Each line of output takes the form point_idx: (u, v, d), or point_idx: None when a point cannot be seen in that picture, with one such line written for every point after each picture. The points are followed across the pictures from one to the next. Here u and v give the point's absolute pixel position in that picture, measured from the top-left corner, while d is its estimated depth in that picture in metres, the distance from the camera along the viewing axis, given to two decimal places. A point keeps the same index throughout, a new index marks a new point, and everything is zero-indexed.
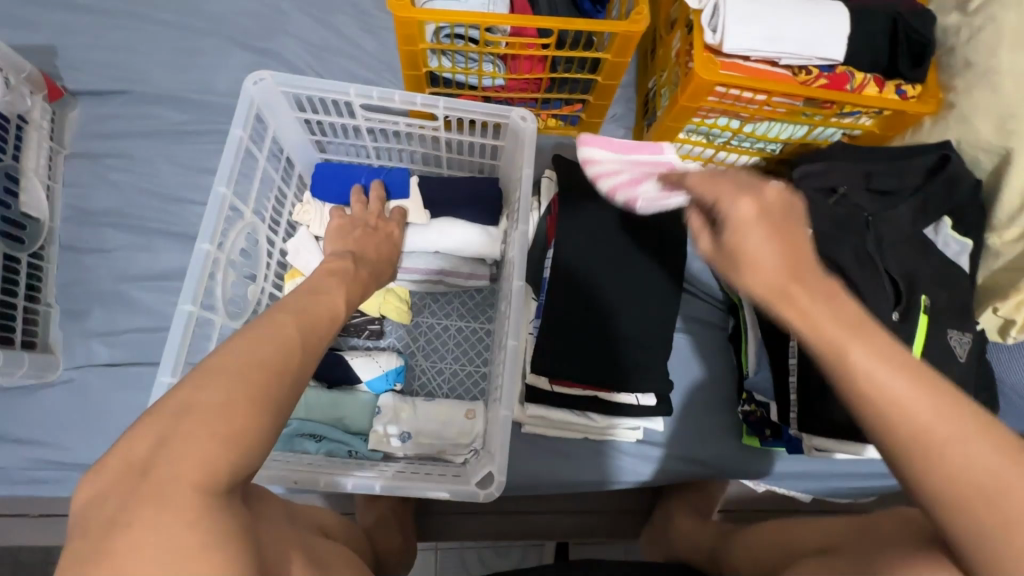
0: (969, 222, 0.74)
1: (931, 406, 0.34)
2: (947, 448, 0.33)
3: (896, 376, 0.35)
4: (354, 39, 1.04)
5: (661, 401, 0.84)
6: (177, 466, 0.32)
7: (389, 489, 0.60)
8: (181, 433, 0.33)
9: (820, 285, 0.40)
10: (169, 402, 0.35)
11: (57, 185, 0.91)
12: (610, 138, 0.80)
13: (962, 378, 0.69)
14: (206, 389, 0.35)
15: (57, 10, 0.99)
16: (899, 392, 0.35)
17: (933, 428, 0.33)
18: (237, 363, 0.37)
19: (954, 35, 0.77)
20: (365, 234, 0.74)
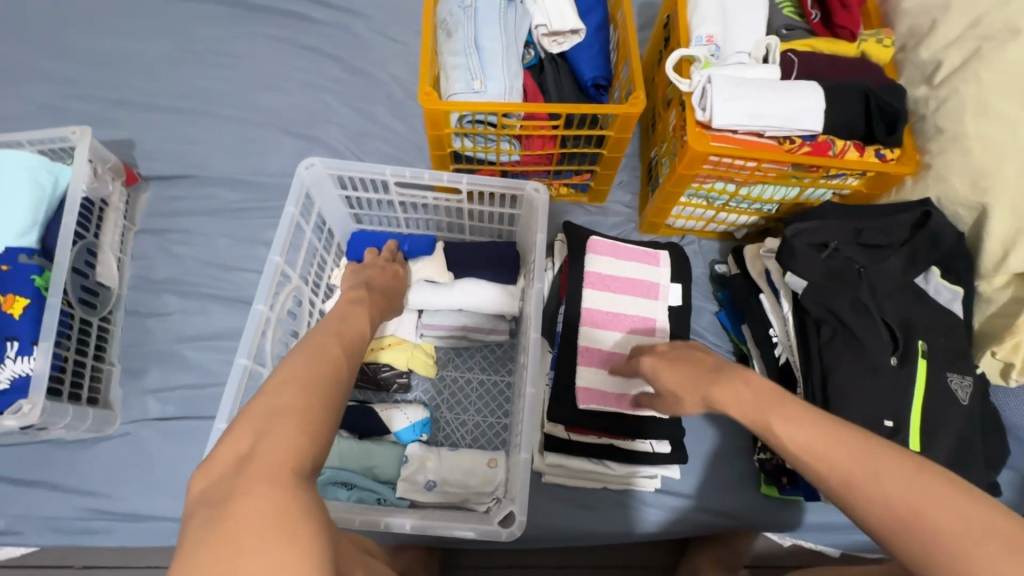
0: (957, 271, 0.78)
1: (852, 456, 0.47)
2: (866, 486, 0.45)
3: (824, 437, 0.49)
4: (387, 125, 1.18)
5: (675, 448, 0.86)
6: (272, 453, 0.43)
7: (421, 527, 0.64)
8: (275, 426, 0.45)
9: (741, 374, 0.60)
10: (259, 406, 0.47)
11: (127, 258, 1.03)
12: (617, 250, 0.92)
13: (967, 420, 0.72)
14: (285, 395, 0.48)
15: (138, 111, 1.16)
16: (825, 446, 0.49)
17: (855, 470, 0.46)
18: (304, 375, 0.51)
19: (924, 105, 0.86)
20: (385, 274, 0.84)
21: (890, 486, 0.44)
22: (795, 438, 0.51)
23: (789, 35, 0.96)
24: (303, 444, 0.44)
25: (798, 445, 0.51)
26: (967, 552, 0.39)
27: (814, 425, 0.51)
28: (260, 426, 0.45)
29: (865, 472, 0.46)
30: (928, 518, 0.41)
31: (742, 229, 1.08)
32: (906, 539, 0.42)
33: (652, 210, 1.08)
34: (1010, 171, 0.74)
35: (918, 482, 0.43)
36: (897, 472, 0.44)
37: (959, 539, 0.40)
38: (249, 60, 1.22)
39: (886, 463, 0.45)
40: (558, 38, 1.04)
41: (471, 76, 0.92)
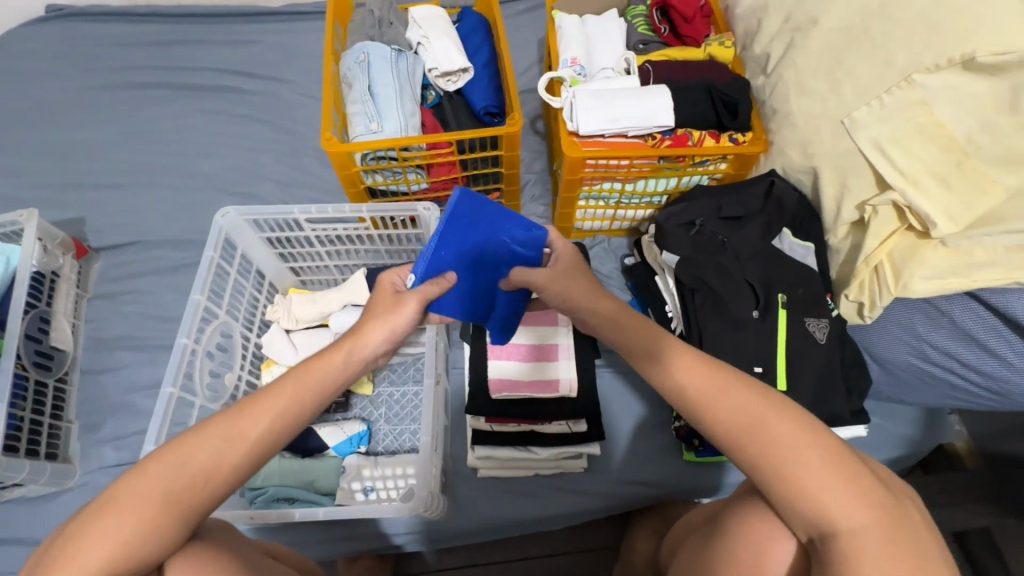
0: (806, 228, 0.88)
1: (719, 387, 0.59)
2: (723, 407, 0.58)
3: (700, 374, 0.61)
4: (316, 173, 1.30)
5: (592, 426, 0.93)
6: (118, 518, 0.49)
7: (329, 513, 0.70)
8: (128, 509, 0.50)
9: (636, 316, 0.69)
10: (145, 477, 0.52)
11: (82, 322, 1.12)
12: None
13: (825, 358, 0.80)
14: (166, 461, 0.53)
15: (86, 190, 1.27)
16: (697, 376, 0.60)
17: (719, 392, 0.59)
18: (199, 454, 0.54)
19: (763, 91, 0.98)
20: (386, 298, 0.72)
21: (741, 410, 0.57)
22: (677, 372, 0.61)
23: (645, 48, 1.10)
24: (145, 538, 0.49)
25: (677, 375, 0.61)
26: (793, 456, 0.53)
27: (694, 364, 0.62)
28: (114, 501, 0.50)
29: (722, 392, 0.58)
30: (768, 436, 0.54)
31: (644, 223, 1.18)
32: (748, 446, 0.55)
33: (558, 216, 1.18)
34: (827, 137, 0.84)
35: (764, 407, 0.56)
36: (754, 405, 0.57)
37: (785, 445, 0.53)
38: (187, 132, 1.35)
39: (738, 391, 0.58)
40: (451, 77, 1.16)
41: (369, 119, 1.04)
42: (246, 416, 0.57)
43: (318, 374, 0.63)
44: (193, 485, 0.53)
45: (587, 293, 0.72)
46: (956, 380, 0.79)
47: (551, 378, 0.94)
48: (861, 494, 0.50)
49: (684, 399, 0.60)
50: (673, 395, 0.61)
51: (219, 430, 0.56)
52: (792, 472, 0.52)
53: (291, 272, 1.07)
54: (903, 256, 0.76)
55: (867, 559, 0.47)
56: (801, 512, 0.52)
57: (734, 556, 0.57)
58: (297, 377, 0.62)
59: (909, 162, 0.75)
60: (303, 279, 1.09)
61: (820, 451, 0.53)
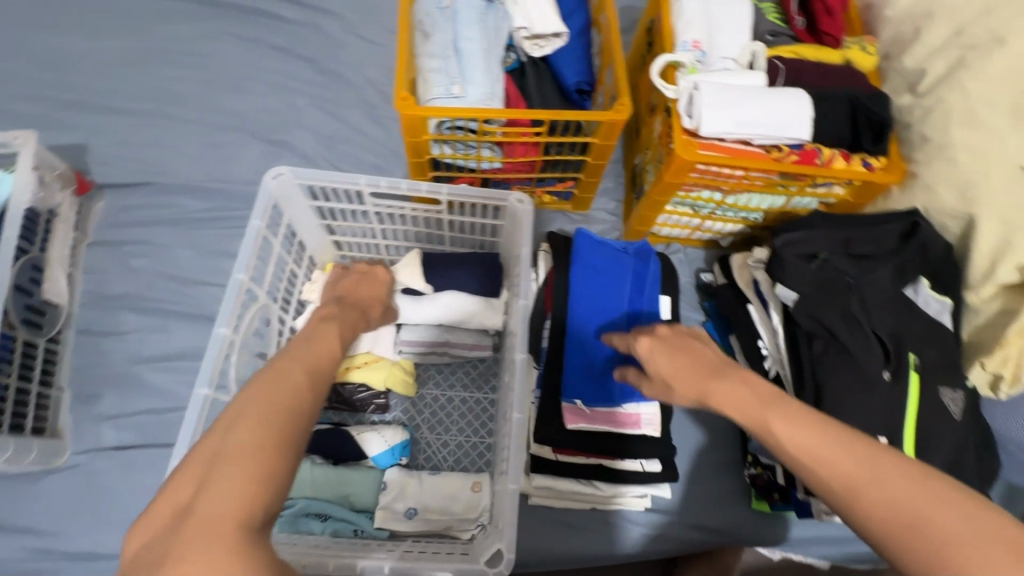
0: (944, 281, 0.78)
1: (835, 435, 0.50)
2: (873, 494, 0.46)
3: (824, 438, 0.50)
4: (361, 129, 1.13)
5: (666, 467, 0.83)
6: (223, 452, 0.44)
7: (399, 570, 0.58)
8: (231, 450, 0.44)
9: (739, 375, 0.60)
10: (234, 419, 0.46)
11: (79, 272, 0.96)
12: (599, 245, 0.87)
13: (957, 436, 0.71)
14: (239, 405, 0.47)
15: (90, 113, 1.08)
16: (841, 456, 0.49)
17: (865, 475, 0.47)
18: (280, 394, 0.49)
19: (909, 113, 0.85)
20: (363, 283, 0.80)
21: (894, 491, 0.45)
22: (795, 444, 0.51)
23: (773, 40, 0.95)
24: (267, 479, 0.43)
25: (797, 447, 0.51)
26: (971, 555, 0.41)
27: (810, 426, 0.51)
28: (219, 455, 0.44)
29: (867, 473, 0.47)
30: (934, 523, 0.43)
31: (728, 237, 1.06)
32: (908, 545, 0.43)
33: (636, 218, 1.05)
34: (998, 182, 0.73)
35: (916, 487, 0.45)
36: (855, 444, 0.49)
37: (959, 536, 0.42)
38: (213, 59, 1.15)
39: (891, 467, 0.47)
40: (540, 41, 1.00)
41: (450, 81, 0.87)
42: (302, 362, 0.54)
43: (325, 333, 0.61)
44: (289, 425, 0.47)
45: (680, 364, 0.65)
46: None
47: (632, 412, 0.82)
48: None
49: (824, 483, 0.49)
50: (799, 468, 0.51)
51: (285, 374, 0.51)
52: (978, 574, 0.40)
53: (334, 246, 0.91)
54: None
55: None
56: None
57: None
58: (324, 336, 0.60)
59: None
60: (344, 256, 0.94)
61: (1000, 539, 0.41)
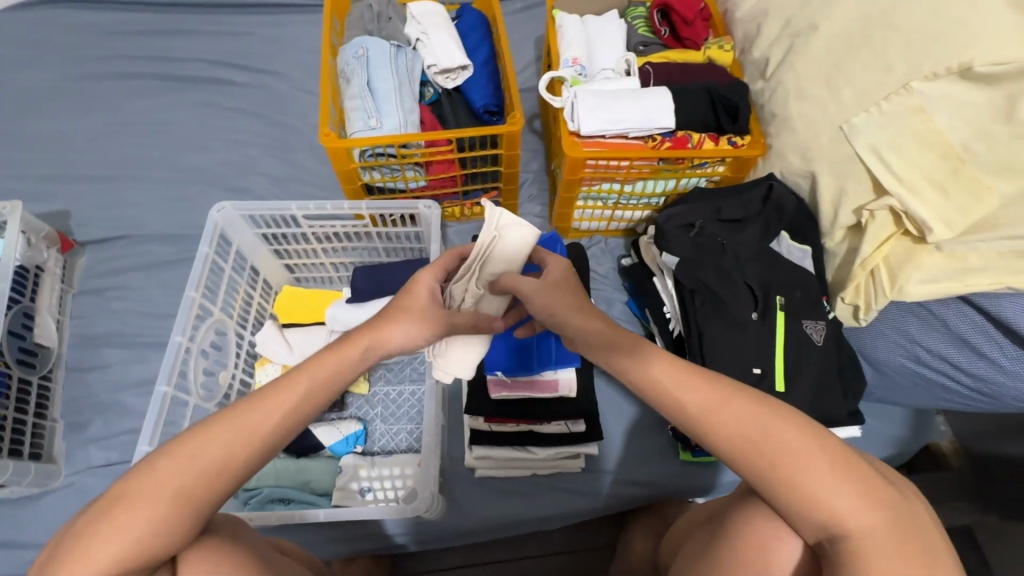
0: (803, 232, 0.89)
1: (715, 392, 0.57)
2: (723, 417, 0.55)
3: (697, 388, 0.57)
4: (310, 169, 1.28)
5: (590, 426, 0.93)
6: (146, 482, 0.51)
7: (331, 515, 0.72)
8: (154, 486, 0.50)
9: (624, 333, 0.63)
10: (179, 454, 0.52)
11: (66, 318, 1.09)
12: None
13: (822, 360, 0.81)
14: (186, 443, 0.53)
15: (71, 183, 1.23)
16: (694, 390, 0.57)
17: (718, 406, 0.56)
18: (207, 450, 0.53)
19: (762, 96, 0.99)
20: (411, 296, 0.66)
21: (743, 419, 0.55)
22: (666, 379, 0.58)
23: (645, 50, 1.10)
24: (164, 536, 0.49)
25: (669, 384, 0.58)
26: (801, 465, 0.52)
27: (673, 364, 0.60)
28: (145, 484, 0.50)
29: (724, 402, 0.56)
30: (769, 440, 0.53)
31: (640, 224, 1.19)
32: (758, 467, 0.53)
33: (556, 216, 1.18)
34: (826, 141, 0.85)
35: (765, 413, 0.55)
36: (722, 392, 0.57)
37: (795, 452, 0.52)
38: (177, 125, 1.31)
39: (746, 406, 0.56)
40: (450, 74, 1.15)
41: (368, 116, 1.02)
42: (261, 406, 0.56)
43: (326, 363, 0.60)
44: (211, 481, 0.52)
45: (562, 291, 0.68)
46: (949, 382, 0.81)
47: (550, 379, 0.93)
48: (867, 498, 0.51)
49: (679, 412, 0.57)
50: (663, 401, 0.58)
51: (244, 417, 0.55)
52: (803, 477, 0.52)
53: (285, 268, 1.05)
54: (899, 260, 0.78)
55: (881, 557, 0.48)
56: (807, 514, 0.51)
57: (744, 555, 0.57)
58: (311, 370, 0.59)
59: (906, 168, 0.77)
60: (296, 276, 1.08)
61: (825, 452, 0.53)
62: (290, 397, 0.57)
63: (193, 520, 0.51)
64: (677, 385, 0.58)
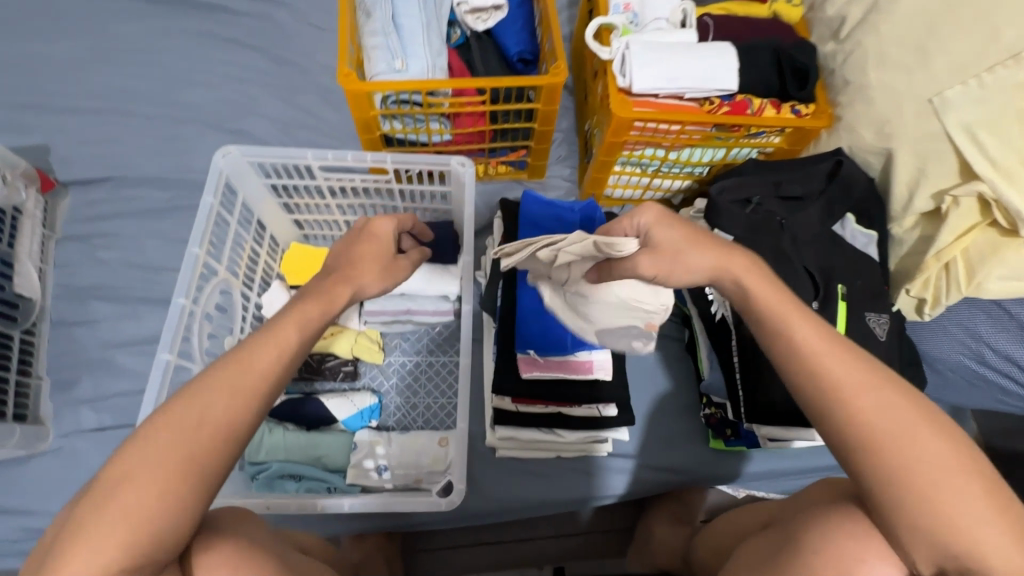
0: (871, 215, 0.82)
1: (860, 375, 0.52)
2: (863, 403, 0.51)
3: (840, 363, 0.53)
4: (318, 114, 1.15)
5: (622, 411, 0.88)
6: (142, 460, 0.45)
7: (356, 508, 0.67)
8: (151, 460, 0.45)
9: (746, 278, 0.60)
10: (176, 420, 0.47)
11: (49, 267, 0.99)
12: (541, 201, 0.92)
13: (884, 356, 0.75)
14: (186, 409, 0.47)
15: (50, 114, 1.10)
16: (844, 364, 0.53)
17: (855, 386, 0.51)
18: (202, 416, 0.48)
19: (832, 60, 0.89)
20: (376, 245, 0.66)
21: (885, 410, 0.50)
22: (813, 348, 0.54)
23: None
24: (159, 515, 0.44)
25: (815, 355, 0.54)
26: (942, 479, 0.47)
27: (825, 333, 0.55)
28: (140, 457, 0.45)
29: (867, 387, 0.51)
30: (912, 440, 0.49)
31: (678, 194, 1.10)
32: (888, 466, 0.49)
33: (588, 181, 1.09)
34: (909, 115, 0.77)
35: (914, 413, 0.50)
36: (868, 376, 0.52)
37: (936, 465, 0.48)
38: (168, 54, 1.17)
39: (895, 400, 0.50)
40: (481, 14, 1.02)
41: (392, 56, 0.90)
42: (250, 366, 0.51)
43: (304, 311, 0.57)
44: (201, 450, 0.47)
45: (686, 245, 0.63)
46: (1012, 386, 0.77)
47: (584, 359, 0.86)
48: (1014, 535, 0.45)
49: (820, 379, 0.52)
50: (793, 366, 0.54)
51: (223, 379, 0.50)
52: (940, 484, 0.47)
53: (294, 223, 0.95)
54: (980, 252, 0.71)
55: None
56: (930, 536, 0.47)
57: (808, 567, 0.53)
58: (297, 321, 0.56)
59: (1002, 151, 0.69)
60: (306, 233, 0.98)
61: (977, 476, 0.47)
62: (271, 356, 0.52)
63: (193, 494, 0.46)
64: (819, 353, 0.53)
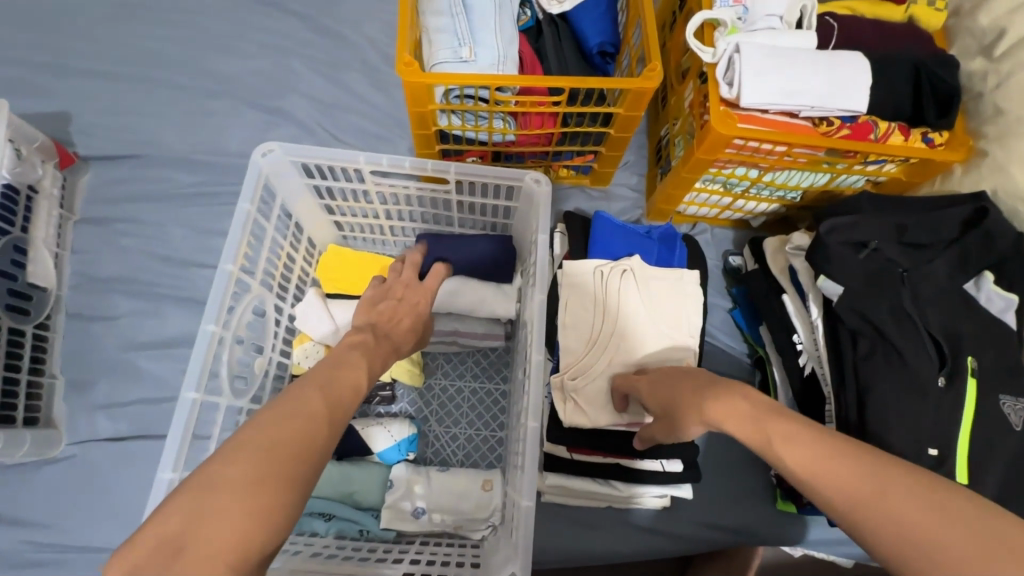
0: (1011, 275, 0.69)
1: (858, 468, 0.40)
2: (887, 500, 0.37)
3: (836, 458, 0.41)
4: (363, 95, 1.03)
5: (688, 468, 0.78)
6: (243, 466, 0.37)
7: None
8: (257, 467, 0.38)
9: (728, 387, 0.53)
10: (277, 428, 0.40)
11: (66, 253, 0.90)
12: (615, 223, 0.80)
13: (1018, 448, 0.64)
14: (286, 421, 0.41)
15: (70, 78, 1.00)
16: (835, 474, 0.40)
17: (864, 484, 0.39)
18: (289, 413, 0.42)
19: (982, 81, 0.75)
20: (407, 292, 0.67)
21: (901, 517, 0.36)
22: (804, 456, 0.43)
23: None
24: (277, 518, 0.37)
25: (805, 470, 0.42)
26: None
27: (810, 436, 0.44)
28: (233, 472, 0.37)
29: (875, 493, 0.38)
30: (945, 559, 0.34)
31: (759, 218, 0.98)
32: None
33: (661, 196, 0.96)
34: None
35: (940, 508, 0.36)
36: (872, 468, 0.39)
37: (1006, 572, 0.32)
38: (200, 17, 1.05)
39: (911, 487, 0.37)
40: None
41: (459, 42, 0.78)
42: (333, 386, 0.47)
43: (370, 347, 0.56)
44: (295, 453, 0.40)
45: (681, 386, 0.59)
46: None
47: None
48: None
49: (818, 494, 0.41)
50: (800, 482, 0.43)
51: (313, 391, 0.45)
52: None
53: (334, 225, 0.85)
54: None
55: None
56: None
57: None
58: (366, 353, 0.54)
59: None
60: (345, 235, 0.88)
61: None
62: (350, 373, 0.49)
63: (293, 503, 0.38)
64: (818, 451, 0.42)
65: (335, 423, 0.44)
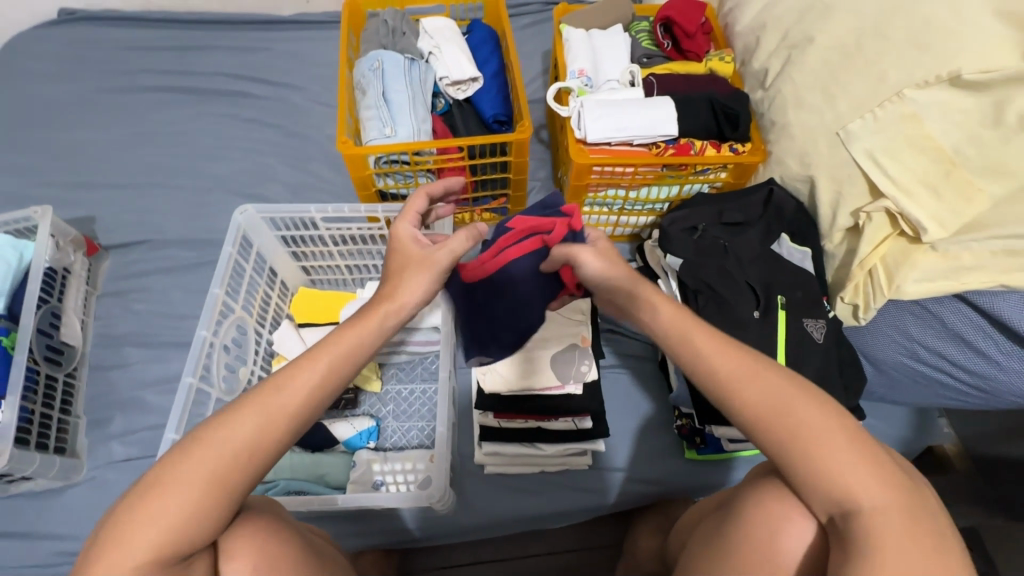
0: (802, 235, 0.93)
1: (747, 366, 0.58)
2: (753, 390, 0.57)
3: (728, 357, 0.59)
4: (325, 177, 1.32)
5: (597, 423, 0.96)
6: (170, 470, 0.51)
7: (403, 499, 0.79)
8: (180, 480, 0.51)
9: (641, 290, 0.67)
10: (201, 443, 0.53)
11: (90, 319, 1.13)
12: None
13: (822, 356, 0.85)
14: (219, 431, 0.53)
15: (96, 190, 1.28)
16: (726, 363, 0.59)
17: (743, 378, 0.57)
18: (239, 430, 0.54)
19: (761, 104, 1.02)
20: (408, 252, 0.71)
21: (770, 396, 0.56)
22: (703, 348, 0.61)
23: (648, 62, 1.15)
24: (192, 507, 0.51)
25: (700, 354, 0.61)
26: (820, 442, 0.53)
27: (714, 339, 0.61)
28: (165, 473, 0.51)
29: (747, 380, 0.57)
30: (796, 420, 0.54)
31: (645, 229, 1.22)
32: (777, 442, 0.55)
33: (562, 222, 1.21)
34: (824, 148, 0.89)
35: (790, 391, 0.56)
36: (747, 363, 0.58)
37: (817, 431, 0.53)
38: (196, 135, 1.37)
39: (770, 383, 0.57)
40: (461, 86, 1.20)
41: (383, 125, 1.07)
42: (272, 396, 0.55)
43: (341, 339, 0.61)
44: (237, 462, 0.53)
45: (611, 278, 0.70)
46: (949, 379, 0.84)
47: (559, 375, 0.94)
48: (884, 479, 0.51)
49: (712, 379, 0.59)
50: (691, 366, 0.61)
51: (252, 407, 0.55)
52: (821, 455, 0.52)
53: (302, 270, 1.09)
54: (896, 259, 0.80)
55: (892, 539, 0.48)
56: (824, 493, 0.52)
57: (750, 535, 0.60)
58: (331, 348, 0.60)
59: (899, 170, 0.80)
60: (312, 278, 1.11)
61: (844, 433, 0.53)
62: (294, 383, 0.57)
63: (227, 494, 0.52)
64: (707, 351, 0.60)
65: (279, 426, 0.55)
